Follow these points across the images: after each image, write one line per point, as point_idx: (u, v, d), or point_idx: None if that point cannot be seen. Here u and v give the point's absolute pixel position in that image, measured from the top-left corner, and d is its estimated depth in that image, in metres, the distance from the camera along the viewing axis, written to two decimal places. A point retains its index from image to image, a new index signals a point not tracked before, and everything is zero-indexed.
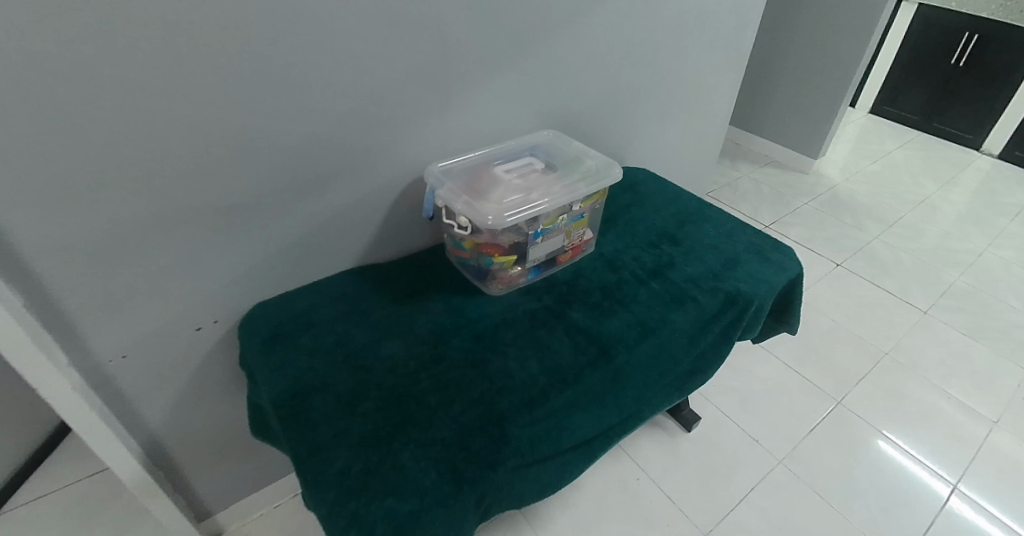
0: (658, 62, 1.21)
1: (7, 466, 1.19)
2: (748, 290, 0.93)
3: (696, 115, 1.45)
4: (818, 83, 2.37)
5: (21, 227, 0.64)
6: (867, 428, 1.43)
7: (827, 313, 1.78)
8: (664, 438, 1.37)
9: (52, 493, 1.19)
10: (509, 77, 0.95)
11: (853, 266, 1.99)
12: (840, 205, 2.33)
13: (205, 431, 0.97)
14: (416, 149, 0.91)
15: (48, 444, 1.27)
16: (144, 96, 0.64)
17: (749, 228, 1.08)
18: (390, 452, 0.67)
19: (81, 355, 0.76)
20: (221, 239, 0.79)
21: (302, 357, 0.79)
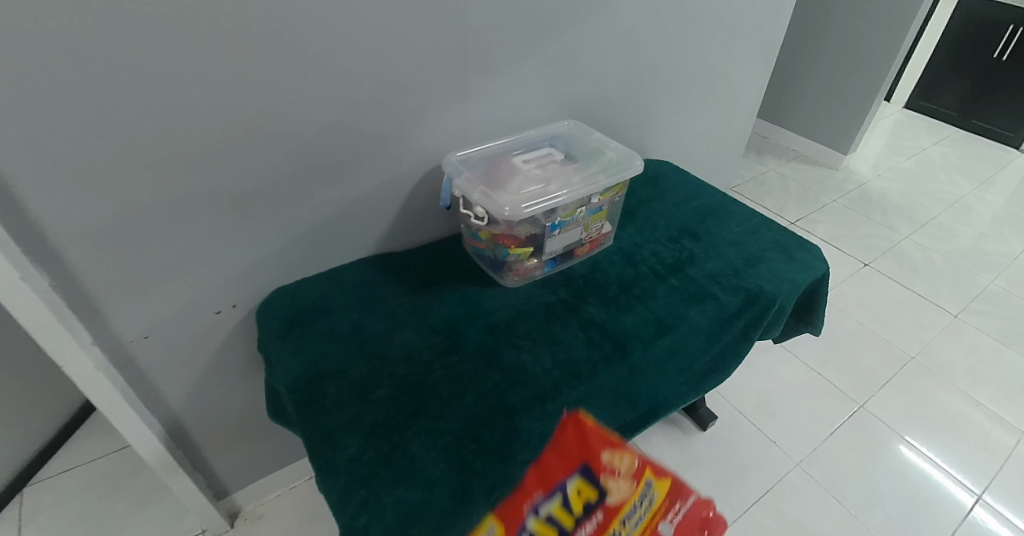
0: (684, 51, 1.17)
1: (36, 441, 1.23)
2: (770, 288, 0.91)
3: (723, 107, 1.41)
4: (852, 76, 2.29)
5: (47, 208, 0.65)
6: (889, 433, 1.39)
7: (852, 314, 1.73)
8: (678, 436, 1.35)
9: (78, 469, 1.23)
10: (530, 66, 0.94)
11: (881, 266, 1.93)
12: (870, 202, 2.26)
13: (223, 412, 0.99)
14: (435, 138, 0.90)
15: (74, 422, 1.30)
16: (166, 82, 0.64)
17: (774, 225, 1.05)
18: (401, 441, 0.67)
19: (104, 335, 0.78)
20: (240, 224, 0.80)
21: (317, 344, 0.79)
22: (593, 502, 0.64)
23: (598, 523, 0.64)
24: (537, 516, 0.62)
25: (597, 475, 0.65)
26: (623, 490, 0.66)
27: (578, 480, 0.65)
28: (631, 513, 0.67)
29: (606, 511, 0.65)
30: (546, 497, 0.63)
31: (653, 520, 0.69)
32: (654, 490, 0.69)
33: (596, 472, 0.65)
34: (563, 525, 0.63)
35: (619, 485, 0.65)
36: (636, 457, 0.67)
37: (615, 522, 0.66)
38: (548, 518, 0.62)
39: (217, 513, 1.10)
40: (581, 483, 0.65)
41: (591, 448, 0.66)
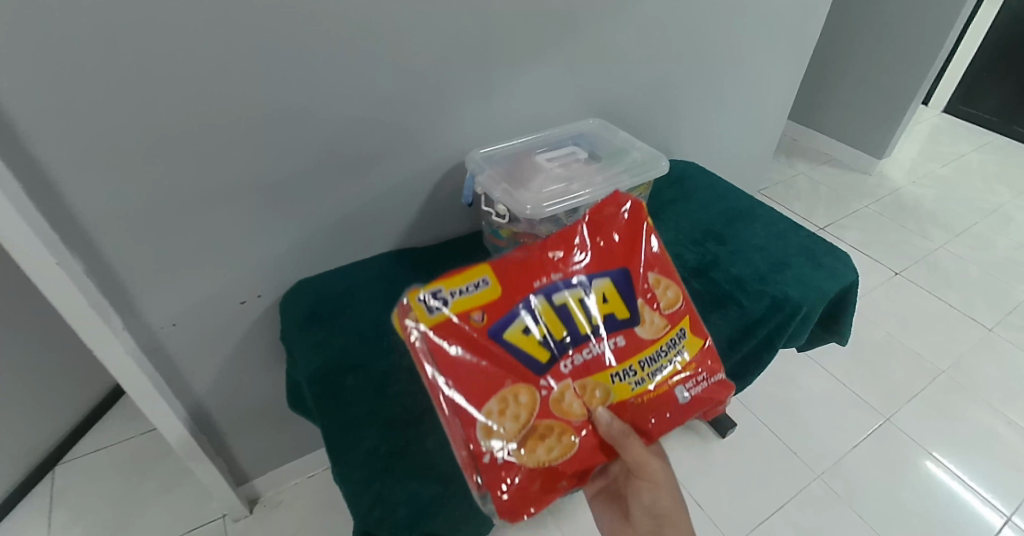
0: (714, 51, 1.15)
1: (68, 423, 1.26)
2: (796, 295, 0.88)
3: (752, 108, 1.38)
4: (889, 79, 2.22)
5: (83, 197, 0.67)
6: (915, 447, 1.35)
7: (881, 324, 1.68)
8: (697, 442, 1.33)
9: (106, 451, 1.26)
10: (557, 64, 0.93)
11: (913, 275, 1.87)
12: (903, 209, 2.19)
13: (245, 400, 1.01)
14: (459, 134, 0.90)
15: (104, 405, 1.34)
16: (199, 75, 0.65)
17: (802, 230, 1.02)
18: (417, 436, 0.67)
19: (134, 321, 0.80)
20: (266, 216, 0.81)
21: (338, 336, 0.80)
22: (618, 317, 0.60)
23: (620, 345, 0.59)
24: (551, 301, 0.58)
25: (625, 282, 0.62)
26: (652, 328, 0.61)
27: (606, 280, 0.61)
28: (657, 355, 0.60)
29: (630, 333, 0.60)
30: (566, 280, 0.60)
31: (682, 371, 0.61)
32: (681, 345, 0.63)
33: (625, 280, 0.62)
34: (578, 321, 0.58)
35: (650, 321, 0.62)
36: (666, 298, 0.63)
37: (633, 360, 0.59)
38: (562, 306, 0.58)
39: (237, 499, 1.12)
40: (609, 288, 0.61)
41: (621, 259, 0.63)
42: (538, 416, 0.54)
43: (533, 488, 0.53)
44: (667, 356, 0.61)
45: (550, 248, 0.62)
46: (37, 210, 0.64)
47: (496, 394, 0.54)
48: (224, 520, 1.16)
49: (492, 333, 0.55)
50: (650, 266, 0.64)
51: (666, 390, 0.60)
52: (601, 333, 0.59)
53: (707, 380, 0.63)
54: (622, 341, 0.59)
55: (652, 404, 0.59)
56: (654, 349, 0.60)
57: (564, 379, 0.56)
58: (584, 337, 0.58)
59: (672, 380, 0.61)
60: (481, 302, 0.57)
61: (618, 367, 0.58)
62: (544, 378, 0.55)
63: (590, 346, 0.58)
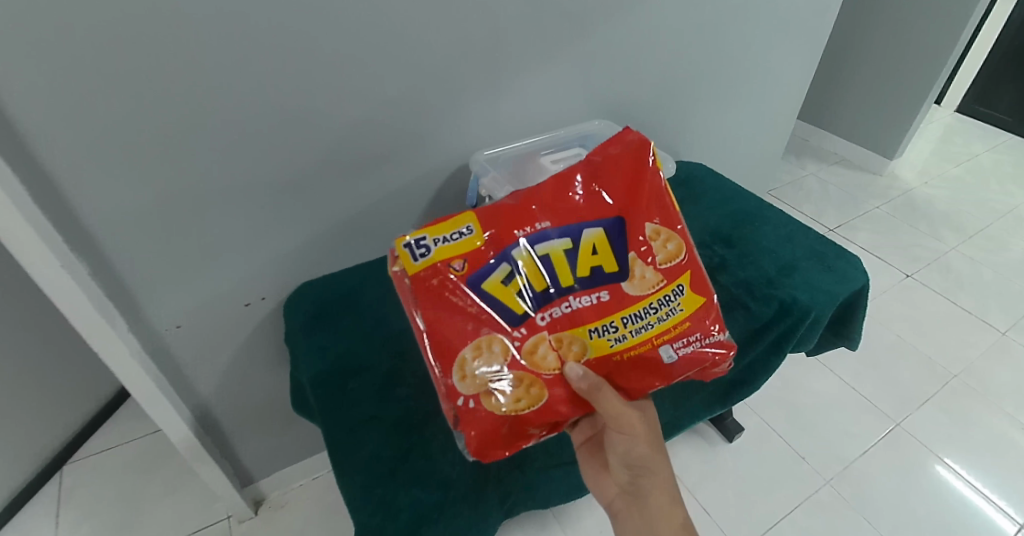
0: (723, 51, 1.14)
1: (72, 425, 1.26)
2: (805, 299, 0.87)
3: (762, 108, 1.36)
4: (901, 78, 2.19)
5: (89, 199, 0.67)
6: (927, 453, 1.33)
7: (892, 327, 1.66)
8: (704, 446, 1.32)
9: (112, 454, 1.26)
10: (563, 65, 0.92)
11: (926, 278, 1.84)
12: (915, 210, 2.16)
13: (251, 402, 1.01)
14: (465, 136, 0.90)
15: (108, 408, 1.33)
16: (204, 78, 0.65)
17: (812, 233, 1.01)
18: (420, 440, 0.67)
19: (140, 323, 0.80)
20: (271, 218, 0.81)
21: (342, 338, 0.80)
22: (605, 270, 0.56)
23: (603, 299, 0.55)
24: (532, 251, 0.55)
25: (619, 232, 0.57)
26: (643, 283, 0.56)
27: (596, 229, 0.57)
28: (643, 312, 0.56)
29: (616, 288, 0.56)
30: (552, 228, 0.57)
31: (673, 331, 0.56)
32: (676, 301, 0.57)
33: (619, 230, 0.57)
34: (561, 272, 0.55)
35: (644, 274, 0.57)
36: (664, 252, 0.58)
37: (615, 315, 0.55)
38: (545, 256, 0.55)
39: (242, 500, 1.12)
40: (598, 238, 0.57)
41: (617, 206, 0.59)
42: (510, 366, 0.53)
43: (501, 435, 0.53)
44: (655, 315, 0.56)
45: (540, 196, 0.58)
46: (44, 212, 0.64)
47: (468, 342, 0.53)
48: (229, 521, 1.16)
49: (469, 281, 0.54)
50: (650, 215, 0.59)
51: (655, 351, 0.56)
52: (583, 286, 0.56)
53: (700, 343, 0.57)
54: (605, 297, 0.56)
55: (632, 361, 0.56)
56: (639, 306, 0.56)
57: (540, 331, 0.54)
58: (564, 290, 0.55)
59: (660, 339, 0.56)
60: (462, 251, 0.55)
61: (597, 323, 0.55)
62: (517, 329, 0.53)
63: (568, 300, 0.55)
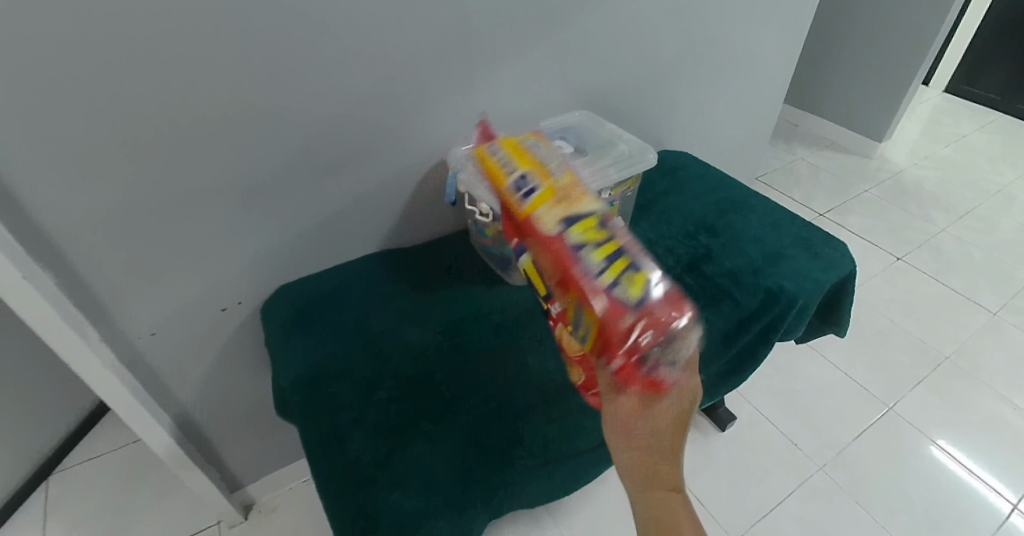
0: (705, 37, 1.12)
1: (50, 440, 1.23)
2: (792, 288, 0.86)
3: (746, 94, 1.35)
4: (889, 59, 2.18)
5: (48, 207, 0.65)
6: (920, 436, 1.33)
7: (883, 311, 1.65)
8: (696, 436, 1.31)
9: (94, 467, 1.24)
10: (541, 55, 0.91)
11: (916, 260, 1.84)
12: (904, 192, 2.15)
13: (234, 406, 0.99)
14: (442, 131, 0.88)
15: (88, 422, 1.30)
16: (164, 79, 0.63)
17: (798, 220, 0.99)
18: (400, 445, 0.65)
19: (112, 332, 0.78)
20: (244, 221, 0.79)
21: (321, 341, 0.78)
22: (550, 284, 0.54)
23: (558, 312, 0.56)
24: (523, 266, 0.61)
25: (531, 254, 0.55)
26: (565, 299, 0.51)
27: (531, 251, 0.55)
28: (577, 325, 0.51)
29: (555, 304, 0.55)
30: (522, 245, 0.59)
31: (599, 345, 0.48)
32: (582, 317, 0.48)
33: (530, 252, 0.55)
34: (538, 286, 0.58)
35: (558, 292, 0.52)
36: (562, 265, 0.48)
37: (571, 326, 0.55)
38: (526, 271, 0.60)
39: (231, 505, 1.11)
40: (535, 256, 0.54)
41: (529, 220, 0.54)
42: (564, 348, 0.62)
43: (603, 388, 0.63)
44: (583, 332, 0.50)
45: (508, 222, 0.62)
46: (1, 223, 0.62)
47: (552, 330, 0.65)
48: (218, 526, 1.15)
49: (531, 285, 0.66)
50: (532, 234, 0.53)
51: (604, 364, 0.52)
52: (546, 302, 0.58)
53: (611, 363, 0.44)
54: (561, 308, 0.54)
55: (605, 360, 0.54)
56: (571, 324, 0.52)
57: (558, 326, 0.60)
58: (547, 299, 0.58)
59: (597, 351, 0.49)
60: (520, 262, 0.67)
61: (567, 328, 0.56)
62: (555, 326, 0.61)
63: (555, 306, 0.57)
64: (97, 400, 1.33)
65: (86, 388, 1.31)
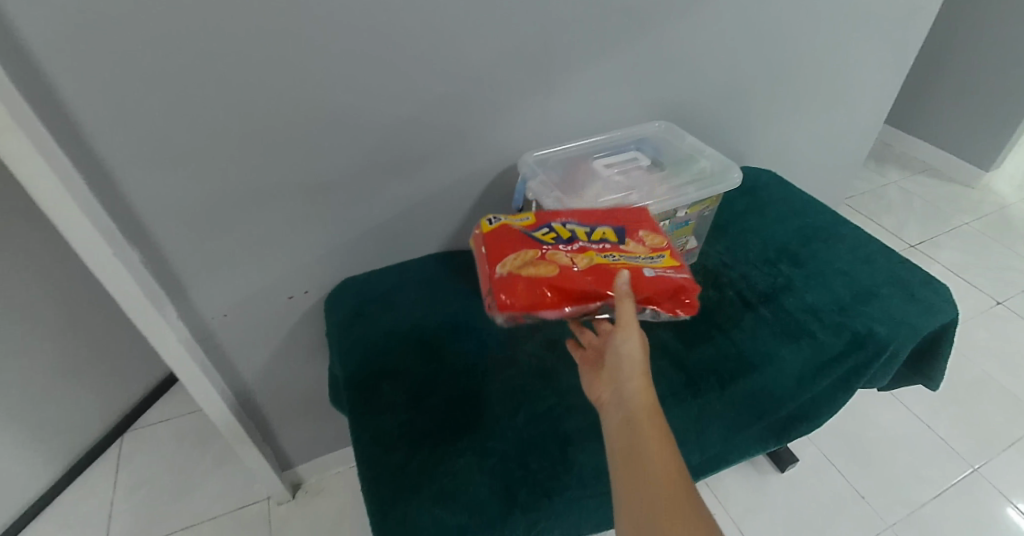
0: (802, 49, 1.04)
1: (124, 403, 1.31)
2: (882, 332, 0.78)
3: (842, 112, 1.25)
4: (1007, 81, 1.97)
5: (141, 190, 0.68)
6: (1009, 505, 1.19)
7: (976, 359, 1.50)
8: (752, 474, 1.23)
9: (160, 432, 1.31)
10: (624, 62, 0.87)
11: (1021, 306, 1.65)
12: (1012, 229, 1.94)
13: (291, 390, 1.02)
14: (515, 135, 0.86)
15: (158, 389, 1.38)
16: (254, 73, 0.64)
17: (893, 255, 0.91)
18: (447, 456, 0.64)
19: (187, 310, 0.81)
20: (315, 213, 0.80)
21: (378, 339, 0.78)
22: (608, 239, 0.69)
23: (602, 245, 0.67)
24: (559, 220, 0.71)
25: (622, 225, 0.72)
26: (637, 247, 0.68)
27: (602, 225, 0.71)
28: (636, 259, 0.65)
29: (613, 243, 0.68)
30: (573, 215, 0.73)
31: (660, 270, 0.65)
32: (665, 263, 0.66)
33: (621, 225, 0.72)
34: (576, 229, 0.69)
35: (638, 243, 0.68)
36: (653, 237, 0.70)
37: (609, 252, 0.66)
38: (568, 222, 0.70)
39: (281, 484, 1.14)
40: (608, 229, 0.70)
41: (622, 216, 0.74)
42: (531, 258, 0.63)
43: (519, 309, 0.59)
44: (638, 259, 0.65)
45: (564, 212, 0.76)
46: (98, 202, 0.66)
47: (511, 251, 0.64)
48: (267, 502, 1.19)
49: (512, 224, 0.69)
50: (648, 219, 0.73)
51: (644, 274, 0.63)
52: (573, 238, 0.68)
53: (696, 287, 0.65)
54: (609, 246, 0.67)
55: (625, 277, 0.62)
56: (616, 251, 0.66)
57: (558, 248, 0.65)
58: (576, 238, 0.68)
59: (646, 268, 0.64)
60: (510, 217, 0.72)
61: (598, 252, 0.65)
62: (547, 248, 0.65)
63: (578, 242, 0.67)
64: (167, 370, 1.41)
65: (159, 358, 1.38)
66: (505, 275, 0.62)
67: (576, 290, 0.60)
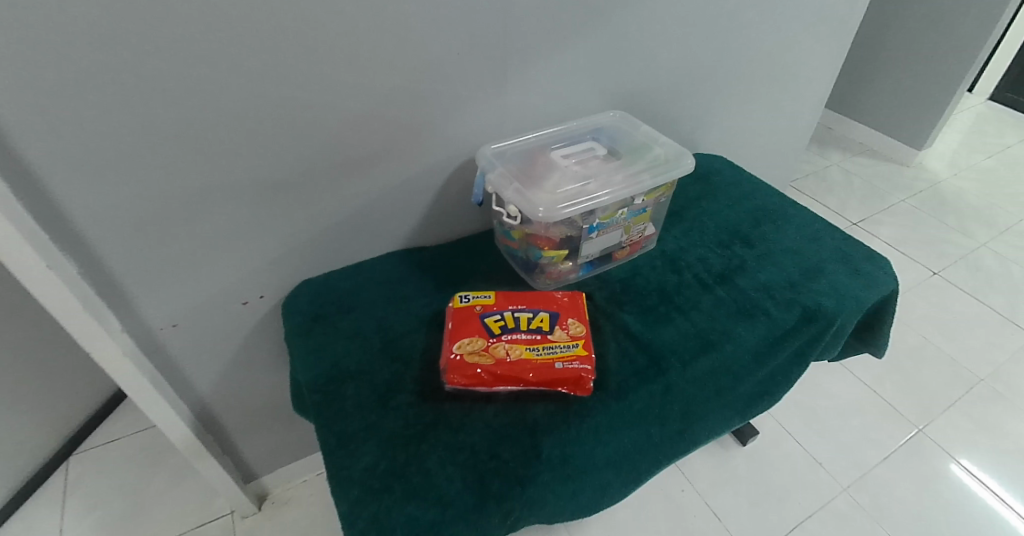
0: (747, 37, 1.08)
1: (68, 425, 1.24)
2: (830, 306, 0.82)
3: (786, 98, 1.30)
4: (934, 65, 2.09)
5: (74, 197, 0.64)
6: (950, 461, 1.28)
7: (917, 328, 1.59)
8: (716, 450, 1.28)
9: (109, 453, 1.25)
10: (576, 52, 0.87)
11: (954, 276, 1.76)
12: (943, 204, 2.07)
13: (250, 399, 0.98)
14: (471, 129, 0.85)
15: (104, 408, 1.31)
16: (193, 70, 0.61)
17: (838, 233, 0.95)
18: (418, 454, 0.63)
19: (134, 321, 0.77)
20: (267, 215, 0.77)
21: (341, 341, 0.76)
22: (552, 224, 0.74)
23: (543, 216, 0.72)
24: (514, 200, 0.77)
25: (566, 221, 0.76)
26: None
27: (540, 310, 0.73)
28: None
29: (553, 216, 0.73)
30: None
31: None
32: None
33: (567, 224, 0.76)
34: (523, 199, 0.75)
35: None
36: (582, 326, 0.72)
37: None
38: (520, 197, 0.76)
39: (245, 496, 1.11)
40: (545, 314, 0.73)
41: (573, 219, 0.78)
42: None
43: None
44: (559, 350, 0.69)
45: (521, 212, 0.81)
46: (27, 211, 0.61)
47: (464, 335, 0.69)
48: (232, 516, 1.15)
49: None
50: None
51: None
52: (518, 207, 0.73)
53: None
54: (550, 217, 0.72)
55: None
56: (545, 342, 0.69)
57: None
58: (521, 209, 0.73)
59: None
60: None
61: None
62: (491, 339, 0.69)
63: None
64: (114, 388, 1.34)
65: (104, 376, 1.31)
66: (459, 359, 0.67)
67: (519, 380, 0.66)
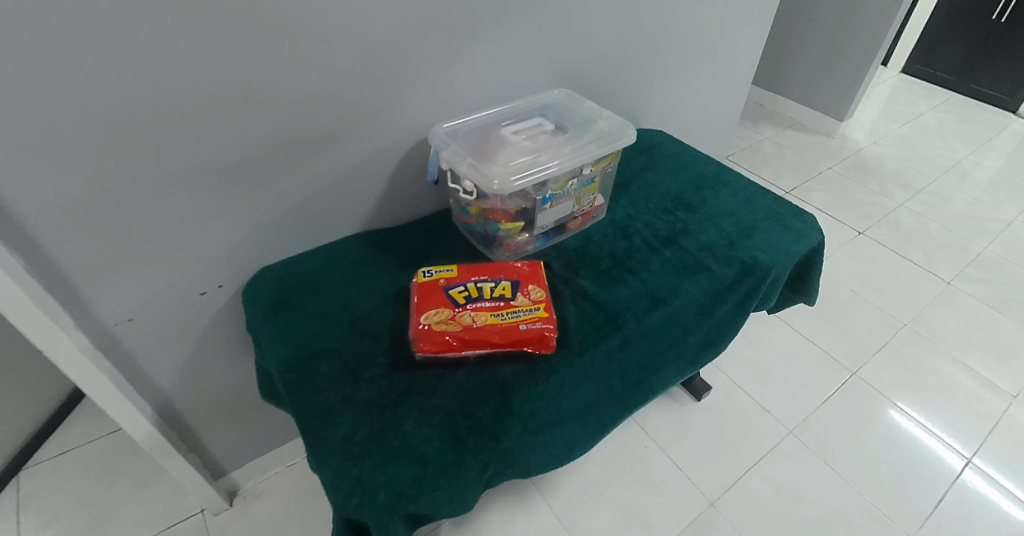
0: (679, 15, 1.14)
1: (14, 439, 1.19)
2: (765, 259, 0.90)
3: (718, 75, 1.38)
4: (850, 39, 2.24)
5: (12, 190, 0.62)
6: (881, 398, 1.41)
7: (847, 283, 1.73)
8: (673, 407, 1.36)
9: (61, 464, 1.20)
10: (518, 31, 0.90)
11: (877, 234, 1.92)
12: (865, 169, 2.24)
13: (214, 392, 0.98)
14: (421, 108, 0.87)
15: (52, 420, 1.26)
16: (137, 54, 0.61)
17: (769, 194, 1.03)
18: (394, 419, 0.66)
19: (87, 318, 0.76)
20: (221, 203, 0.77)
21: (307, 323, 0.77)
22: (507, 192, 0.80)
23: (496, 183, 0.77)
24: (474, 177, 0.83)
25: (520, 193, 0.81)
26: None
27: (501, 279, 0.77)
28: None
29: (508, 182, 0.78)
30: None
31: None
32: None
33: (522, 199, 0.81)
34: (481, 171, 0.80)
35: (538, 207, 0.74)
36: (542, 290, 0.76)
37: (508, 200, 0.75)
38: None
39: (215, 493, 1.10)
40: (505, 282, 0.76)
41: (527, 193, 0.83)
42: None
43: None
44: (521, 313, 0.73)
45: None
46: None
47: (430, 306, 0.72)
48: (203, 514, 1.14)
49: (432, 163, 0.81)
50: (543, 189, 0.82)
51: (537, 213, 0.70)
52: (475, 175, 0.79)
53: None
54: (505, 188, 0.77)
55: None
56: (508, 307, 0.73)
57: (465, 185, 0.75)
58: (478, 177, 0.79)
59: None
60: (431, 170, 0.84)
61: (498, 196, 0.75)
62: (457, 308, 0.72)
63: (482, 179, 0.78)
64: (59, 400, 1.29)
65: (48, 387, 1.26)
66: (428, 328, 0.70)
67: (485, 343, 0.70)
